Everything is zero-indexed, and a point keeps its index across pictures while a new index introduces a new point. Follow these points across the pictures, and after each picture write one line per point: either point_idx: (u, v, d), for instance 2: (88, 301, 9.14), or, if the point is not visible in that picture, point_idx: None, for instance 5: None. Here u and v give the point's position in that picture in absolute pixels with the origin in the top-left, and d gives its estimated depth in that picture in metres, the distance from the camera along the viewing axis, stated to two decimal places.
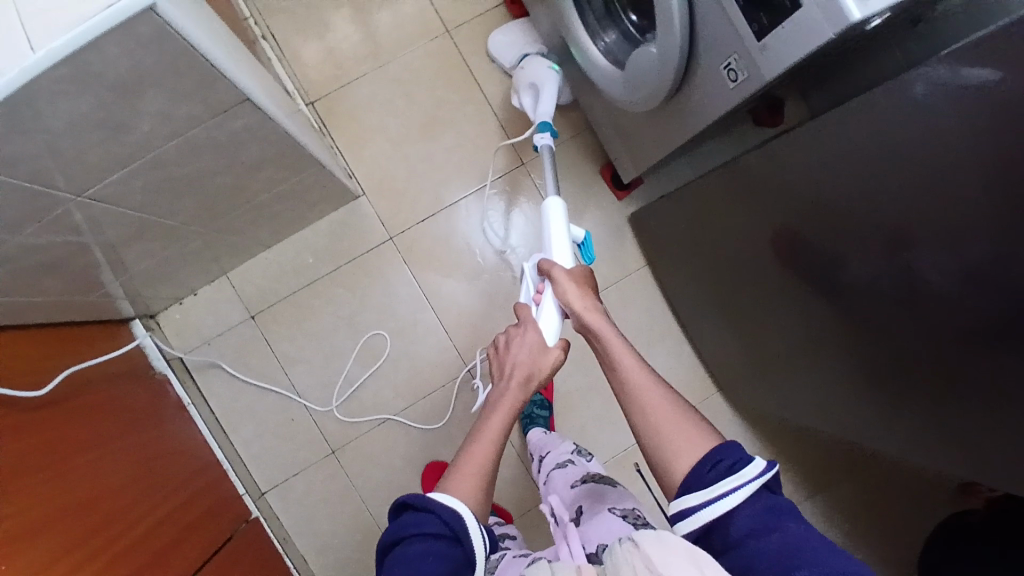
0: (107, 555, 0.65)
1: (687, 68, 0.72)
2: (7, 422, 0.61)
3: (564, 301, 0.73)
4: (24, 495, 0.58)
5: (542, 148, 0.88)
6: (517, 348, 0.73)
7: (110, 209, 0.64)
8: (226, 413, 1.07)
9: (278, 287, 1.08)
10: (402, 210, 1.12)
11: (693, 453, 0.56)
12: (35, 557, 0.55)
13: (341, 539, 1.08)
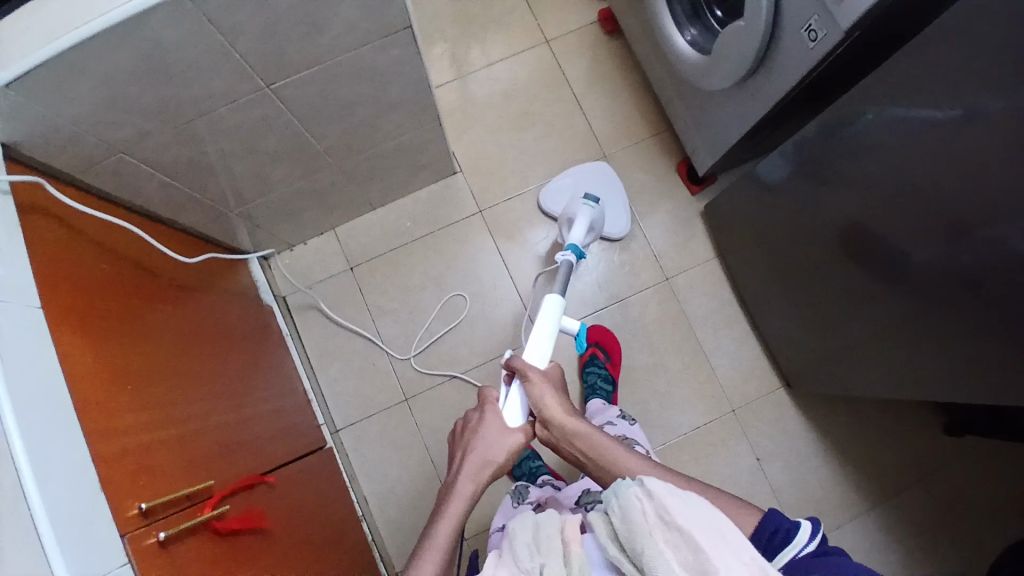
0: (182, 425, 0.73)
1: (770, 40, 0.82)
2: (118, 293, 0.72)
3: (535, 400, 0.71)
4: (119, 353, 0.67)
5: (561, 265, 0.91)
6: (483, 437, 0.71)
7: (279, 113, 0.78)
8: (316, 351, 1.18)
9: (376, 245, 1.21)
10: (492, 188, 1.24)
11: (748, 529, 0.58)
12: (115, 403, 0.63)
13: (404, 482, 1.15)
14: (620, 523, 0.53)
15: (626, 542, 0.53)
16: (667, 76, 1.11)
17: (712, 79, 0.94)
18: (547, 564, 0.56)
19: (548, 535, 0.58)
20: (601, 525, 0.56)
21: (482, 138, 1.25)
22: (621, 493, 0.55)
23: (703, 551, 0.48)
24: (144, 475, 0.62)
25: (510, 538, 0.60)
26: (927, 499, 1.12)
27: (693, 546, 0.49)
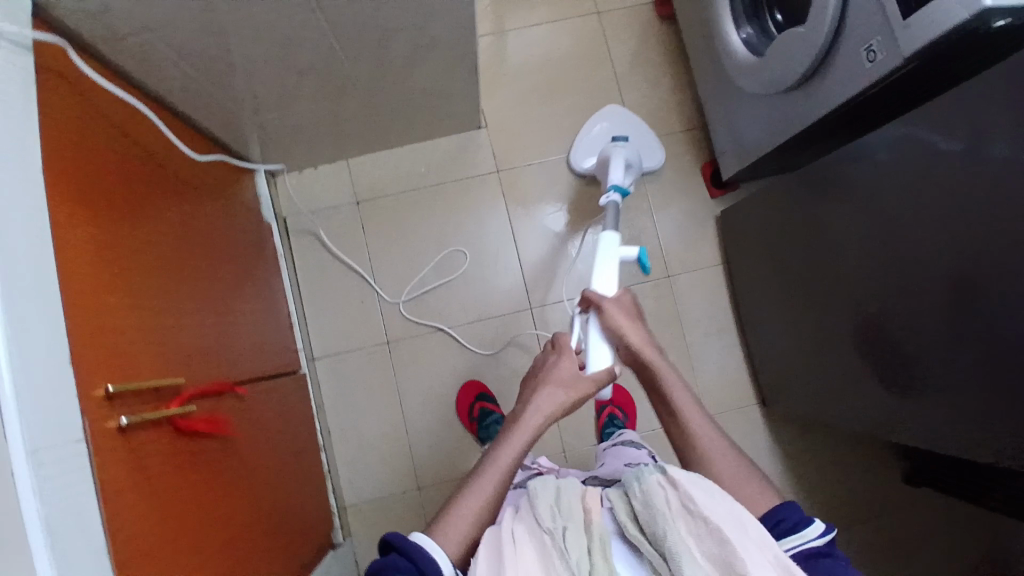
0: (162, 319, 0.72)
1: (827, 53, 0.80)
2: (120, 173, 0.70)
3: (612, 329, 0.74)
4: (113, 235, 0.66)
5: (608, 203, 0.92)
6: (552, 377, 0.72)
7: (316, 26, 0.75)
8: (307, 278, 1.17)
9: (387, 184, 1.19)
10: (513, 151, 1.21)
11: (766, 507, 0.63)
12: (103, 283, 0.62)
13: (370, 421, 1.16)
14: (642, 506, 0.60)
15: (647, 522, 0.59)
16: (714, 72, 1.09)
17: (762, 84, 0.92)
18: (567, 526, 0.60)
19: (569, 503, 0.62)
20: (620, 507, 0.62)
21: (513, 98, 1.22)
22: (642, 479, 0.63)
23: (727, 538, 0.55)
24: (115, 360, 0.61)
25: (531, 497, 0.64)
26: (874, 536, 1.15)
27: (714, 531, 0.56)
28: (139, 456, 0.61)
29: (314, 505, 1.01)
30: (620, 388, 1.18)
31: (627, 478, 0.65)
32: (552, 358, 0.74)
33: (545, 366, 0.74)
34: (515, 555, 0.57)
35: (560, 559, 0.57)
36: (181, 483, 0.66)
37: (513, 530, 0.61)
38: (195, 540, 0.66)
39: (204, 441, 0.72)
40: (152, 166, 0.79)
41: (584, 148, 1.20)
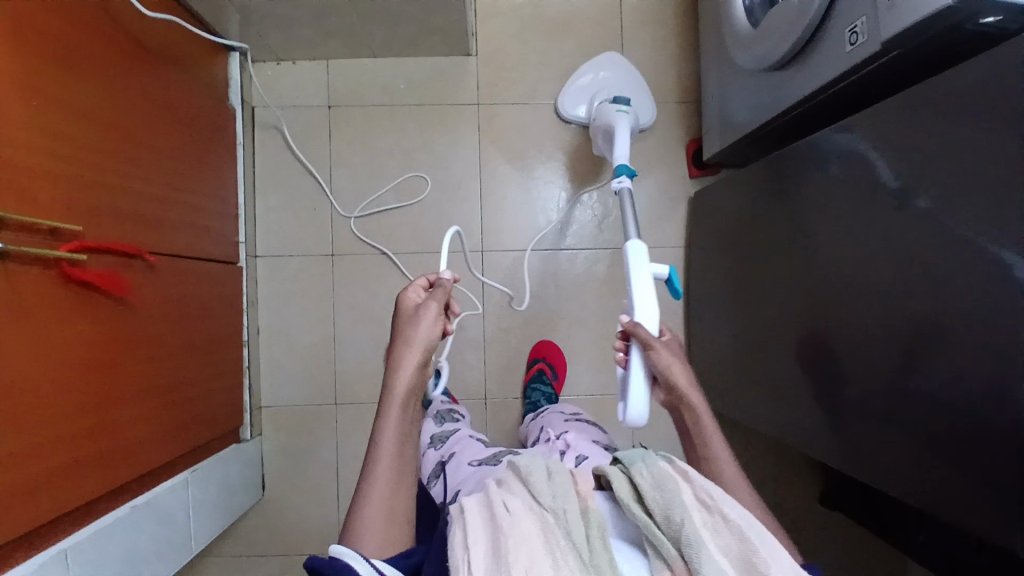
0: (97, 160, 0.72)
1: (816, 32, 0.77)
2: (67, 4, 0.68)
3: (661, 368, 0.71)
4: (47, 63, 0.65)
5: (622, 191, 0.87)
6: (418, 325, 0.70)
7: None
8: (264, 173, 1.15)
9: (363, 94, 1.15)
10: (498, 87, 1.17)
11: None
12: (26, 105, 0.61)
13: (301, 329, 1.15)
14: (661, 500, 0.60)
15: (656, 505, 0.60)
16: (716, 44, 1.03)
17: (750, 57, 0.89)
18: (567, 507, 0.60)
19: (564, 483, 0.62)
20: (622, 485, 0.64)
21: (512, 32, 1.17)
22: (650, 464, 0.65)
23: (746, 535, 0.55)
24: (8, 190, 0.59)
25: (524, 474, 0.65)
26: None
27: (733, 527, 0.56)
28: (12, 293, 0.59)
29: (220, 392, 1.01)
30: (548, 342, 1.17)
31: (630, 460, 0.67)
32: (413, 309, 0.72)
33: (406, 322, 0.71)
34: (512, 525, 0.57)
35: (559, 536, 0.57)
36: (55, 330, 0.65)
37: (506, 501, 0.61)
38: (54, 390, 0.65)
39: (93, 297, 0.71)
40: (112, 11, 0.77)
41: (575, 92, 1.15)
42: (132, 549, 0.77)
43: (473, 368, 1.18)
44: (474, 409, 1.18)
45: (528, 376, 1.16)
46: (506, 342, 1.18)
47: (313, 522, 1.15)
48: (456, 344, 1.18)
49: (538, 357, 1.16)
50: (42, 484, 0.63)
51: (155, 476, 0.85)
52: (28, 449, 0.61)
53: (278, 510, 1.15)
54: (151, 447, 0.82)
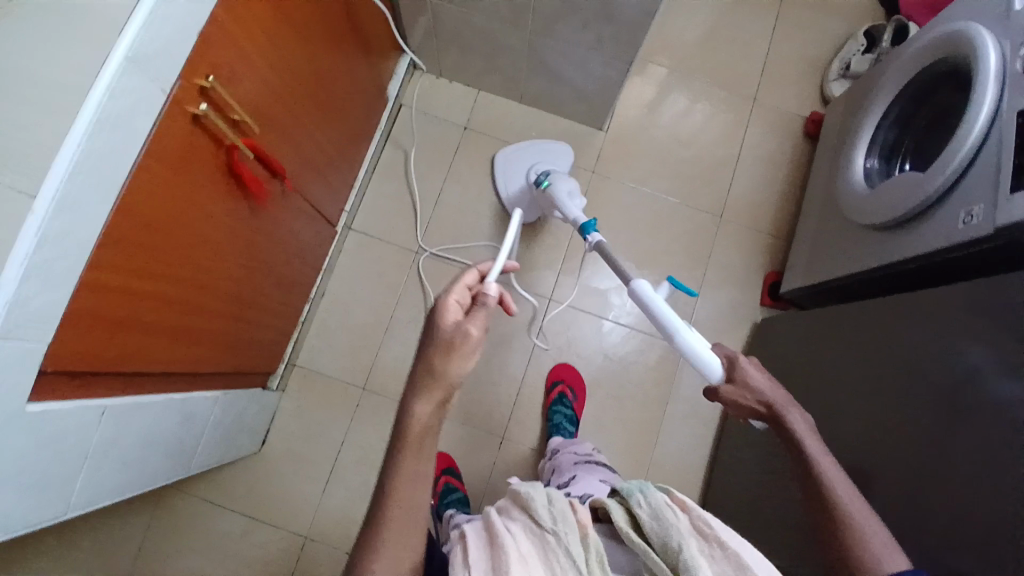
0: (287, 87, 0.80)
1: (932, 206, 0.85)
2: None
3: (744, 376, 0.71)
4: None
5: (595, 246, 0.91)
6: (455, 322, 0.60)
7: None
8: (387, 162, 1.24)
9: (498, 128, 1.26)
10: (616, 165, 1.27)
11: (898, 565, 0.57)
12: (263, 15, 0.70)
13: (360, 306, 1.20)
14: (653, 517, 0.58)
15: (655, 536, 0.57)
16: (825, 194, 1.12)
17: (861, 212, 0.96)
18: (568, 532, 0.57)
19: (563, 508, 0.58)
20: (619, 513, 0.61)
21: (642, 125, 1.29)
22: (647, 493, 0.61)
23: (746, 567, 0.54)
24: (226, 65, 0.66)
25: (524, 497, 0.60)
26: None
27: (730, 555, 0.55)
28: (193, 149, 0.65)
29: (274, 333, 1.03)
30: (567, 366, 1.21)
31: (628, 487, 0.63)
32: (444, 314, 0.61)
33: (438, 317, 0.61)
34: (510, 553, 0.54)
35: (563, 561, 0.55)
36: (203, 201, 0.70)
37: (505, 527, 0.58)
38: (167, 282, 0.69)
39: (238, 191, 0.76)
40: None
41: (507, 174, 1.22)
42: (156, 432, 0.77)
43: (500, 403, 1.20)
44: (487, 443, 1.18)
45: (549, 399, 1.18)
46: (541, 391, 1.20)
47: (296, 495, 1.13)
48: (493, 376, 1.21)
49: (557, 380, 1.19)
50: (106, 362, 0.64)
51: (198, 381, 0.86)
52: (138, 290, 0.64)
53: (268, 469, 1.13)
54: (208, 358, 0.84)
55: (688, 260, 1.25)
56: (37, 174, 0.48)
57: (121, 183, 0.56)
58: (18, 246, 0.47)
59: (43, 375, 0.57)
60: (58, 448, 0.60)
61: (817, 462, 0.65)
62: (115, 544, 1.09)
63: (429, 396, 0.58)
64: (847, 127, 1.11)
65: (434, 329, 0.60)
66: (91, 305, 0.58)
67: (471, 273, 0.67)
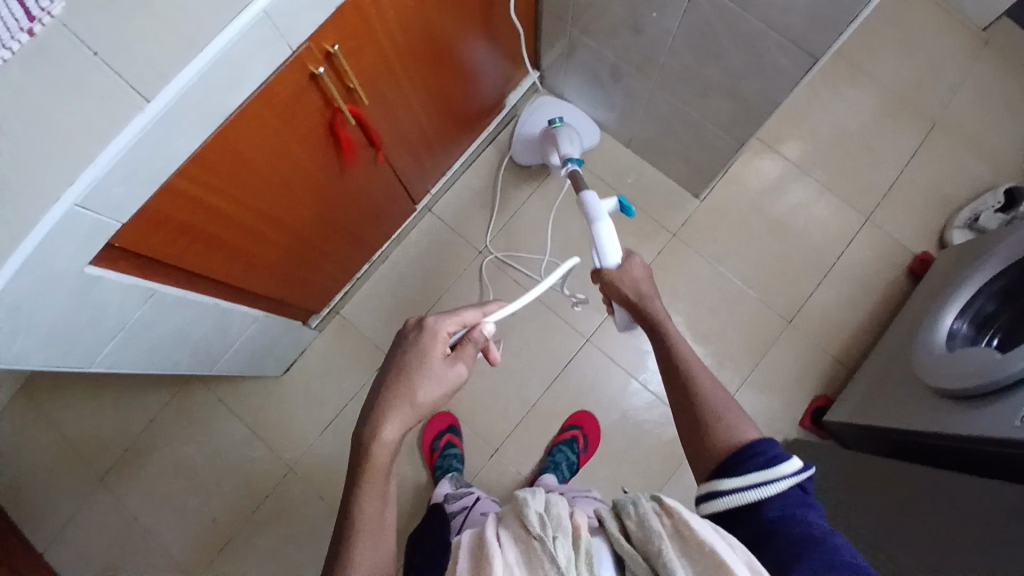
0: (404, 69, 0.86)
1: (1002, 393, 0.78)
2: None
3: (620, 279, 0.78)
4: None
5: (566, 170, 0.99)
6: (434, 367, 0.67)
7: (662, 15, 0.85)
8: (483, 162, 1.30)
9: (597, 163, 1.28)
10: (698, 235, 1.25)
11: (749, 435, 0.62)
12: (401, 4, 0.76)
13: (411, 283, 1.26)
14: (636, 525, 0.55)
15: (639, 541, 0.55)
16: (903, 338, 1.04)
17: (931, 372, 0.89)
18: (557, 536, 0.54)
19: (559, 513, 0.57)
20: (612, 523, 0.59)
21: (740, 206, 1.25)
22: (638, 503, 0.58)
23: (723, 565, 0.49)
24: (351, 38, 0.72)
25: (520, 499, 0.59)
26: None
27: (709, 554, 0.50)
28: (302, 103, 0.72)
29: (329, 280, 1.11)
30: (589, 415, 1.20)
31: (623, 499, 0.61)
32: (425, 355, 0.68)
33: (415, 349, 0.69)
34: (496, 553, 0.53)
35: (547, 567, 0.52)
36: (296, 149, 0.77)
37: (499, 533, 0.57)
38: (241, 205, 0.76)
39: (333, 149, 0.84)
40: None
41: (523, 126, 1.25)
42: (192, 331, 0.86)
43: (503, 419, 1.22)
44: (478, 451, 1.20)
45: (559, 438, 1.18)
46: (547, 424, 1.21)
47: (296, 427, 1.21)
48: (508, 391, 1.23)
49: (575, 424, 1.19)
50: (167, 255, 0.72)
51: (245, 299, 0.94)
52: (215, 205, 0.72)
53: (280, 397, 1.22)
54: (258, 280, 0.92)
55: (737, 352, 1.20)
56: (154, 85, 0.56)
57: (226, 114, 0.64)
58: (117, 140, 0.56)
59: (111, 248, 0.65)
60: (100, 311, 0.69)
61: (674, 340, 0.71)
62: (136, 408, 1.21)
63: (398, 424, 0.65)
64: (952, 279, 1.02)
65: (420, 360, 0.68)
66: (169, 207, 0.66)
67: (472, 305, 0.72)
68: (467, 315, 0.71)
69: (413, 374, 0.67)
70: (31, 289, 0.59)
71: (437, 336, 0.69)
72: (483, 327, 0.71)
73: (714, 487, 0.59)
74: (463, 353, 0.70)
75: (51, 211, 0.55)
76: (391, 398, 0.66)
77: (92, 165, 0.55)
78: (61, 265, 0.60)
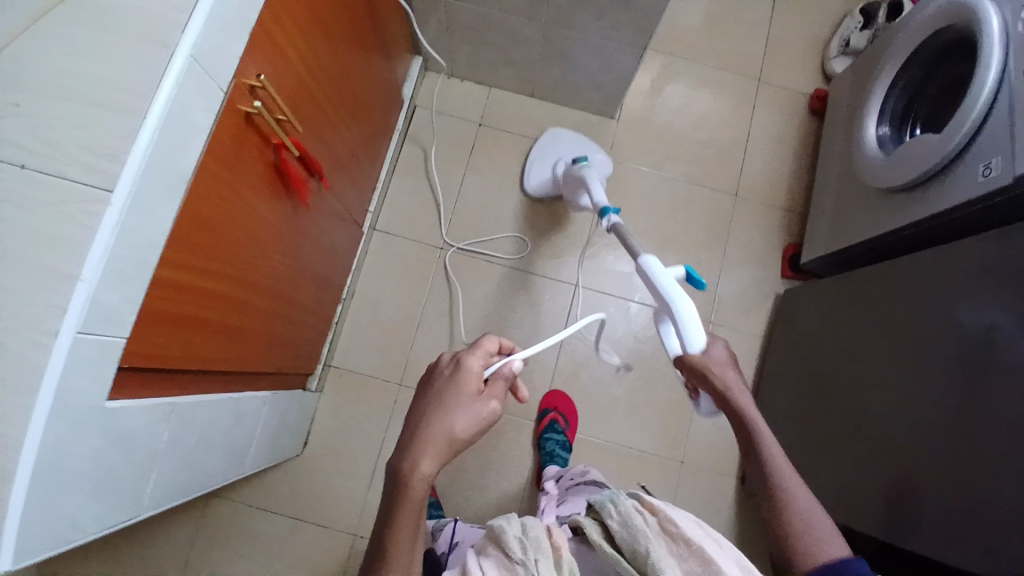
0: (316, 85, 0.83)
1: (946, 169, 0.89)
2: None
3: (710, 367, 0.67)
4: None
5: (611, 224, 0.87)
6: (462, 395, 0.64)
7: None
8: (405, 163, 1.27)
9: (512, 122, 1.29)
10: (629, 151, 1.30)
11: (835, 554, 0.58)
12: (297, 17, 0.73)
13: (390, 305, 1.22)
14: (619, 524, 0.62)
15: (624, 541, 0.61)
16: (839, 166, 1.15)
17: (877, 177, 1.00)
18: (538, 559, 0.59)
19: (538, 536, 0.61)
20: (595, 528, 0.65)
21: (653, 111, 1.31)
22: (618, 502, 0.66)
23: (708, 559, 0.57)
24: (270, 64, 0.69)
25: (499, 526, 0.63)
26: None
27: (693, 550, 0.58)
28: (246, 145, 0.68)
29: (312, 333, 1.05)
30: (559, 393, 1.20)
31: (601, 500, 0.68)
32: (456, 386, 0.64)
33: (444, 387, 0.65)
34: None
35: None
36: (252, 199, 0.73)
37: (481, 565, 0.59)
38: (221, 277, 0.70)
39: (284, 188, 0.80)
40: None
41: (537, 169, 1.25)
42: (217, 429, 0.79)
43: (534, 392, 1.22)
44: (521, 430, 1.20)
45: (539, 426, 1.18)
46: (573, 377, 1.22)
47: (338, 492, 1.14)
48: (527, 363, 1.23)
49: (548, 407, 1.19)
50: (171, 358, 0.65)
51: (249, 379, 0.88)
52: (199, 285, 0.66)
53: (309, 471, 1.14)
54: (255, 355, 0.86)
55: (708, 238, 1.27)
56: (110, 171, 0.50)
57: (185, 179, 0.58)
58: (96, 242, 0.50)
59: (121, 372, 0.59)
60: (132, 443, 0.61)
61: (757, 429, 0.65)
62: (160, 553, 1.09)
63: (435, 456, 0.60)
64: (855, 100, 1.14)
65: (450, 394, 0.64)
66: (165, 302, 0.61)
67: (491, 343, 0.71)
68: (488, 346, 0.70)
69: (437, 406, 0.63)
70: (60, 442, 0.52)
71: (467, 370, 0.66)
72: (510, 363, 0.69)
73: None
74: (493, 384, 0.68)
75: (55, 346, 0.49)
76: (421, 433, 0.60)
77: (80, 280, 0.49)
78: (78, 405, 0.53)
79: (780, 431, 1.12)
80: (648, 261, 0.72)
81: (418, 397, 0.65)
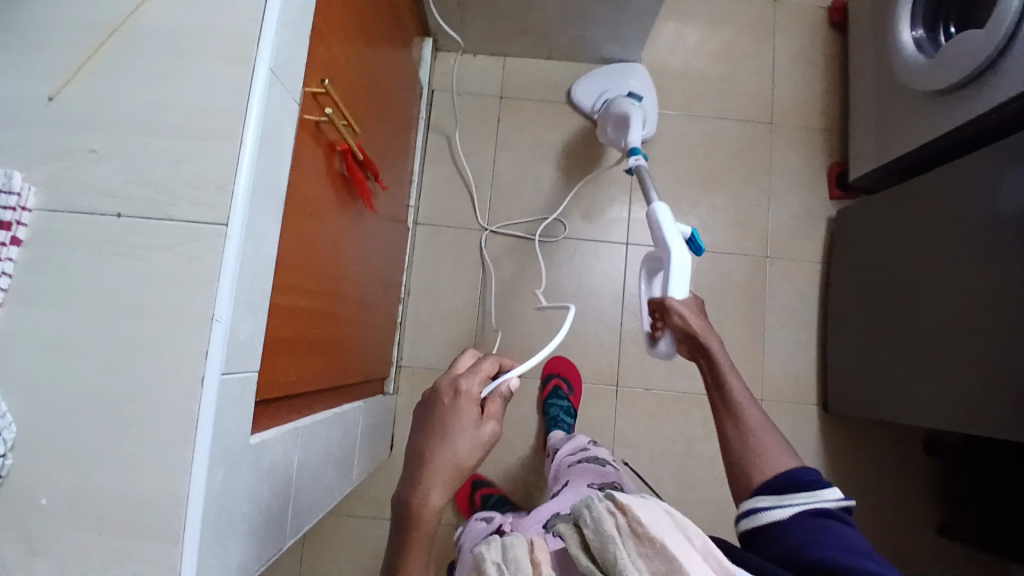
0: (359, 84, 0.81)
1: (994, 62, 0.86)
2: None
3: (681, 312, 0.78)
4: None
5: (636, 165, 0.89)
6: (461, 426, 0.59)
7: None
8: (434, 151, 1.24)
9: (532, 89, 1.26)
10: (656, 99, 1.27)
11: (787, 463, 0.67)
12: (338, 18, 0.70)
13: (447, 296, 1.20)
14: (592, 534, 0.58)
15: (596, 550, 0.57)
16: (877, 74, 1.13)
17: (919, 78, 0.98)
18: None
19: (517, 555, 0.59)
20: (573, 538, 0.61)
21: (672, 53, 1.28)
22: (593, 507, 0.61)
23: (674, 559, 0.53)
24: (326, 69, 0.67)
25: (478, 551, 0.61)
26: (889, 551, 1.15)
27: (660, 549, 0.54)
28: (317, 156, 0.67)
29: (383, 337, 1.04)
30: (564, 358, 1.20)
31: (578, 506, 0.63)
32: (452, 413, 0.60)
33: (438, 417, 0.60)
34: None
35: None
36: (327, 210, 0.71)
37: None
38: (313, 295, 0.69)
39: (349, 194, 0.78)
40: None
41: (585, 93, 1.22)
42: (329, 451, 0.78)
43: (605, 356, 1.21)
44: (600, 395, 1.20)
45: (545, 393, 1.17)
46: (641, 334, 1.22)
47: None
48: (592, 329, 1.22)
49: (552, 373, 1.19)
50: (288, 385, 0.65)
51: (344, 393, 0.87)
52: (299, 306, 0.65)
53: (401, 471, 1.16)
54: (347, 367, 0.85)
55: (750, 171, 1.25)
56: (221, 204, 0.49)
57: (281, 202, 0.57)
58: (223, 280, 0.48)
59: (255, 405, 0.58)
60: (273, 475, 0.61)
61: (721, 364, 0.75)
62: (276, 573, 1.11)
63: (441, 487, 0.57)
64: (883, 4, 1.11)
65: (450, 419, 0.59)
66: (278, 326, 0.60)
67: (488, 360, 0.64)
68: (486, 366, 0.62)
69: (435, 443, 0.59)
70: (221, 489, 0.51)
71: (463, 395, 0.60)
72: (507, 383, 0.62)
73: (756, 508, 0.64)
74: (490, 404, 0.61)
75: (204, 392, 0.48)
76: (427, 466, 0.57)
77: (215, 320, 0.48)
78: (231, 448, 0.52)
79: (853, 351, 1.13)
80: (659, 211, 0.82)
81: (416, 420, 0.62)
